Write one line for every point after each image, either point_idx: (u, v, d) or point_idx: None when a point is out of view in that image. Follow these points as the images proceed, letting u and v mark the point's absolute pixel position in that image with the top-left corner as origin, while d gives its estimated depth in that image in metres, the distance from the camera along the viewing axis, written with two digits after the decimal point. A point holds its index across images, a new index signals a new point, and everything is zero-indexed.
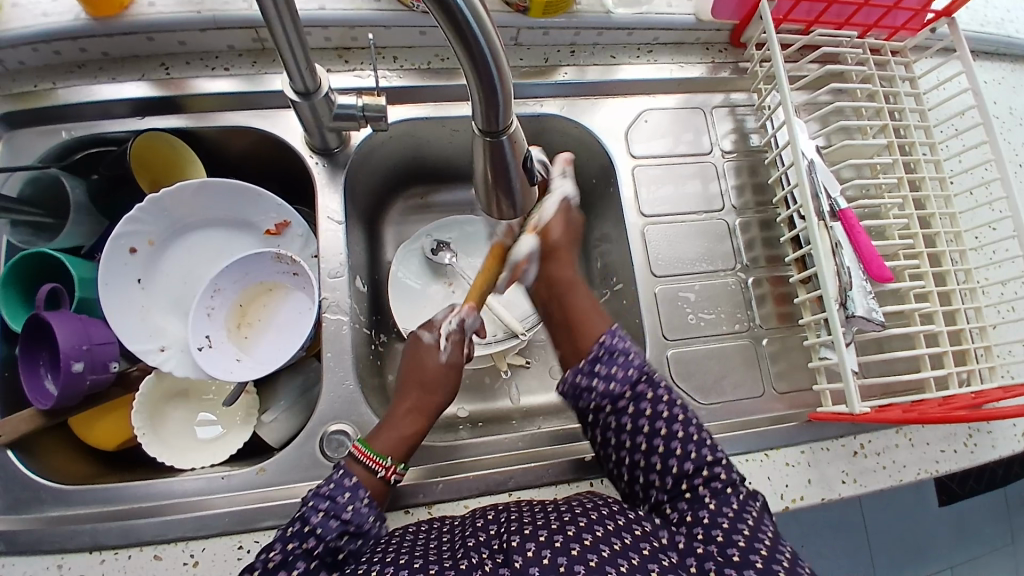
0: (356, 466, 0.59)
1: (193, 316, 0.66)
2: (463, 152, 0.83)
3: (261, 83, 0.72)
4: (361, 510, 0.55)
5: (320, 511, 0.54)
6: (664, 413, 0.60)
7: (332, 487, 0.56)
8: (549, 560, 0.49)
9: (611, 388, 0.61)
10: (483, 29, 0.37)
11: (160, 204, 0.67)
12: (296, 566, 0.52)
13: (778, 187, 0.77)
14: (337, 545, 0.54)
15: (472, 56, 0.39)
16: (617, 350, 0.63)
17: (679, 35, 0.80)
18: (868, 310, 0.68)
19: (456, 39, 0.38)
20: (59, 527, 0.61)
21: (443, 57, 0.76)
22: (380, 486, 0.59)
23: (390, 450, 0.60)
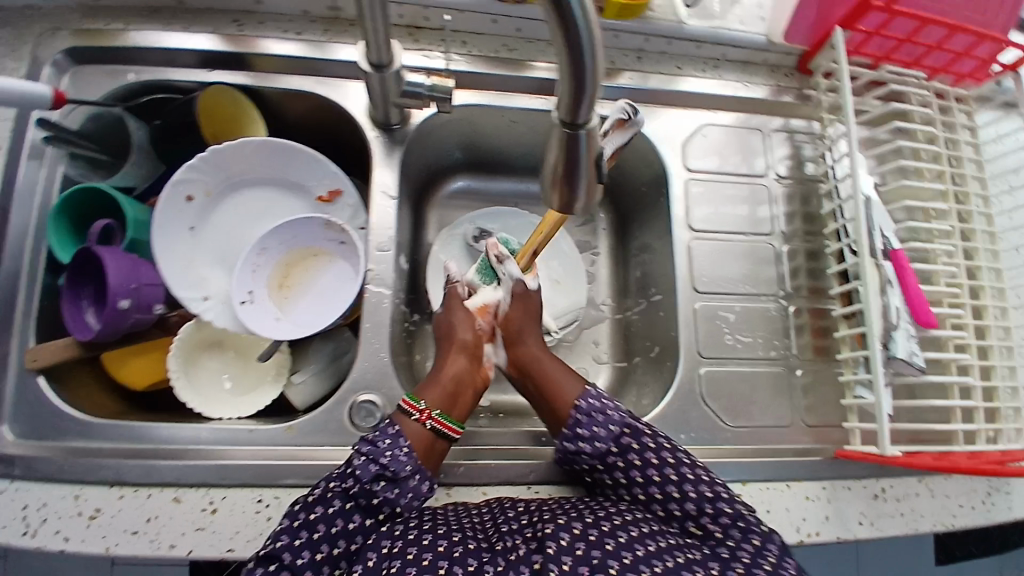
0: (401, 416, 0.60)
1: (239, 270, 0.67)
2: (517, 144, 0.83)
3: (330, 51, 0.72)
4: (398, 457, 0.57)
5: (362, 455, 0.56)
6: (653, 460, 0.59)
7: (378, 434, 0.58)
8: (583, 551, 0.50)
9: (597, 446, 0.61)
10: (586, 22, 0.37)
11: (221, 156, 0.67)
12: (332, 504, 0.54)
13: (831, 218, 0.76)
14: (373, 491, 0.55)
15: (569, 48, 0.39)
16: (594, 410, 0.63)
17: (748, 54, 0.79)
18: (909, 355, 0.68)
19: (558, 29, 0.38)
20: (82, 459, 0.61)
21: (510, 47, 0.75)
22: (426, 441, 0.59)
23: (432, 394, 0.63)
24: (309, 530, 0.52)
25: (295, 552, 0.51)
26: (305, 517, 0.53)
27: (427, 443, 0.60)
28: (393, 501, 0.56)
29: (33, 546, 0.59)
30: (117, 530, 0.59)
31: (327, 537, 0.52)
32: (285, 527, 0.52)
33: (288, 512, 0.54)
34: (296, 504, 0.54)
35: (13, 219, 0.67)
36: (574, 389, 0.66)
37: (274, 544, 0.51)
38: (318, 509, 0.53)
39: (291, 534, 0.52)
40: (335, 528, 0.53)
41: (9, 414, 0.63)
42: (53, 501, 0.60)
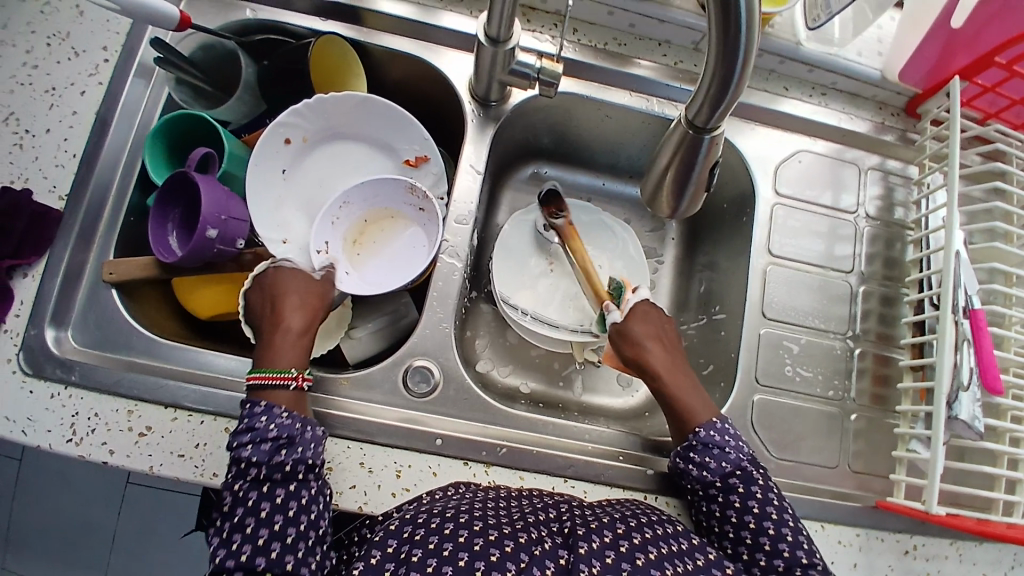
0: (264, 393, 0.56)
1: (319, 221, 0.68)
2: (606, 140, 0.83)
3: (441, 18, 0.72)
4: (283, 423, 0.54)
5: (244, 444, 0.53)
6: (755, 508, 0.58)
7: (246, 417, 0.54)
8: (613, 560, 0.50)
9: (704, 475, 0.60)
10: (748, 29, 0.38)
11: (323, 106, 0.69)
12: (249, 497, 0.52)
13: (914, 267, 0.74)
14: (279, 461, 0.53)
15: (725, 50, 0.39)
16: (713, 443, 0.61)
17: (858, 86, 0.78)
18: (972, 418, 0.66)
19: (719, 30, 0.38)
20: (140, 375, 0.63)
21: (620, 41, 0.75)
22: (294, 398, 0.57)
23: (293, 357, 0.59)
24: (240, 531, 0.50)
25: (238, 554, 0.49)
26: (230, 524, 0.51)
27: (296, 399, 0.57)
28: (304, 458, 0.54)
29: (76, 454, 0.61)
30: (164, 451, 0.61)
31: (258, 522, 0.50)
32: (216, 544, 0.50)
33: (214, 527, 0.52)
34: (216, 520, 0.52)
35: (111, 132, 0.68)
36: (704, 409, 0.64)
37: (216, 559, 0.50)
38: (239, 509, 0.51)
39: (224, 543, 0.50)
40: (265, 510, 0.51)
41: (77, 321, 0.65)
42: (105, 412, 0.62)
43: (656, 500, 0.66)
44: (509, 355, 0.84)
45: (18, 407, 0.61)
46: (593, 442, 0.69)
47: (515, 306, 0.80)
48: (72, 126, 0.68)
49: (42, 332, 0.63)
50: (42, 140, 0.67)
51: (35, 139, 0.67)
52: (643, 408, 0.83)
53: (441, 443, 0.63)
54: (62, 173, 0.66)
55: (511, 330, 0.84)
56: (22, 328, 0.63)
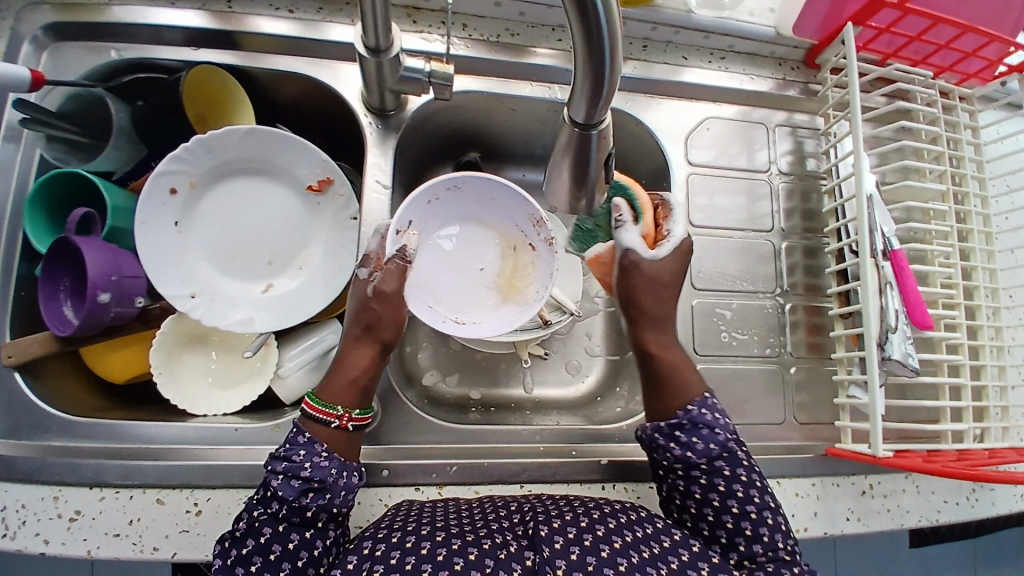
0: (308, 422, 0.55)
1: (416, 195, 0.64)
2: (517, 131, 0.81)
3: (323, 30, 0.69)
4: (320, 465, 0.53)
5: (278, 474, 0.52)
6: (738, 492, 0.58)
7: (288, 447, 0.54)
8: (578, 556, 0.50)
9: (688, 455, 0.59)
10: (608, 20, 0.36)
11: (208, 145, 0.64)
12: (263, 532, 0.51)
13: (831, 216, 0.76)
14: (302, 505, 0.52)
15: (590, 46, 0.37)
16: (703, 423, 0.60)
17: (755, 46, 0.78)
18: (904, 355, 0.68)
19: (581, 29, 0.37)
20: (60, 458, 0.59)
21: (513, 31, 0.73)
22: (337, 436, 0.56)
23: (345, 394, 0.57)
24: (245, 566, 0.50)
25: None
26: (239, 554, 0.51)
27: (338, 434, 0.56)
28: (326, 505, 0.53)
29: (17, 548, 0.58)
30: (99, 532, 0.58)
31: (265, 564, 0.50)
32: (219, 568, 0.50)
33: (221, 548, 0.52)
34: (225, 541, 0.52)
35: None
36: (698, 385, 0.63)
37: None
38: (250, 542, 0.51)
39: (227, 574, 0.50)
40: (275, 553, 0.51)
41: None
42: (31, 503, 0.58)
43: (615, 488, 0.67)
44: (454, 363, 0.82)
45: None
46: (546, 445, 0.68)
47: None
48: None
49: None
50: None
51: None
52: (595, 394, 0.83)
53: (389, 473, 0.63)
54: None
55: (453, 338, 0.83)
56: None
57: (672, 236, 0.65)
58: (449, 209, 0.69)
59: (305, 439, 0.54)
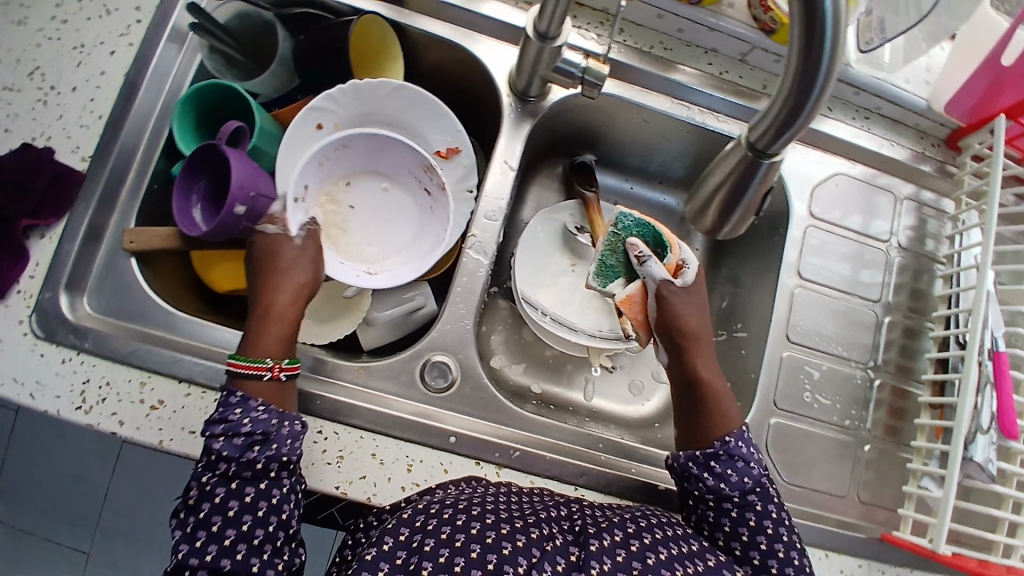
0: (241, 380, 0.54)
1: (306, 159, 0.63)
2: (642, 143, 0.81)
3: (477, 3, 0.71)
4: (259, 418, 0.52)
5: (218, 436, 0.52)
6: (768, 529, 0.58)
7: (224, 407, 0.53)
8: (623, 558, 0.50)
9: (721, 487, 0.60)
10: (832, 59, 0.37)
11: (359, 91, 0.67)
12: (216, 494, 0.51)
13: (941, 303, 0.73)
14: (250, 458, 0.51)
15: (802, 80, 0.38)
16: (738, 455, 0.60)
17: (902, 113, 0.76)
18: (986, 460, 0.65)
19: (799, 57, 0.38)
20: (156, 347, 0.62)
21: (666, 45, 0.73)
22: (274, 388, 0.55)
23: (273, 343, 0.57)
24: (206, 528, 0.50)
25: (201, 552, 0.49)
26: (196, 519, 0.50)
27: (275, 389, 0.56)
28: (276, 457, 0.52)
29: (85, 423, 0.60)
30: (175, 426, 0.60)
31: (226, 521, 0.50)
32: (179, 538, 0.50)
33: (177, 520, 0.51)
34: (180, 511, 0.51)
35: (140, 96, 0.67)
36: (736, 415, 0.64)
37: (179, 555, 0.49)
38: (206, 505, 0.50)
39: (190, 539, 0.50)
40: (233, 509, 0.50)
41: (93, 287, 0.64)
42: (119, 383, 0.60)
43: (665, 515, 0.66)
44: (523, 353, 0.83)
45: (28, 369, 0.60)
46: (607, 454, 0.68)
47: (535, 305, 0.78)
48: (100, 86, 0.66)
49: (56, 296, 0.61)
50: (68, 98, 0.65)
51: (59, 96, 0.65)
52: (655, 418, 0.82)
53: (455, 441, 0.63)
54: (86, 133, 0.65)
55: (527, 328, 0.83)
56: (35, 290, 0.61)
57: (688, 263, 0.66)
58: (345, 162, 0.68)
59: (239, 397, 0.53)
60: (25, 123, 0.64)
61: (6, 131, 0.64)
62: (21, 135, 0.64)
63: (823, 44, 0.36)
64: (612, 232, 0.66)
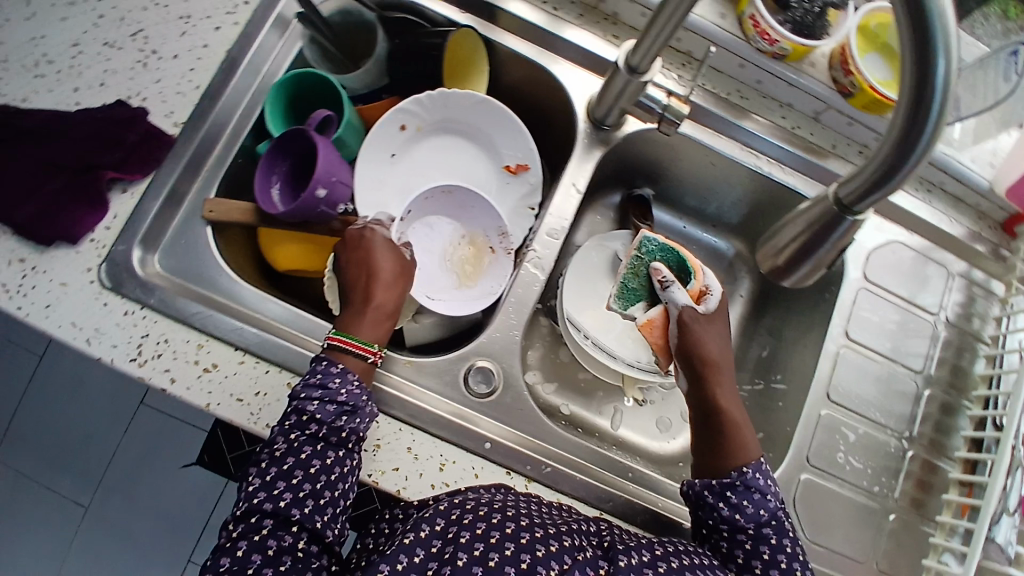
0: (344, 356, 0.58)
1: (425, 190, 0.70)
2: (702, 185, 0.83)
3: (561, 28, 0.73)
4: (354, 391, 0.55)
5: (313, 399, 0.54)
6: (782, 564, 0.57)
7: (322, 375, 0.55)
8: None
9: (736, 519, 0.59)
10: (934, 130, 0.38)
11: (445, 99, 0.70)
12: (303, 451, 0.53)
13: (982, 384, 0.74)
14: (339, 425, 0.54)
15: (902, 145, 0.40)
16: (755, 486, 0.59)
17: (964, 192, 0.78)
18: (1007, 541, 0.64)
19: (902, 123, 0.39)
20: (215, 313, 0.63)
21: (743, 95, 0.76)
22: (365, 369, 0.59)
23: (374, 331, 0.60)
24: (285, 480, 0.52)
25: (276, 500, 0.51)
26: (277, 470, 0.52)
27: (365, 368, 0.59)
28: (358, 430, 0.55)
29: (138, 375, 0.60)
30: (224, 392, 0.61)
31: (306, 476, 0.52)
32: (258, 485, 0.52)
33: (257, 467, 0.53)
34: (261, 462, 0.53)
35: (238, 73, 0.70)
36: (756, 447, 0.63)
37: (253, 499, 0.51)
38: (290, 459, 0.52)
39: (268, 488, 0.51)
40: (314, 468, 0.52)
41: (166, 246, 0.66)
42: (176, 342, 0.62)
43: None
44: (556, 373, 0.84)
45: (90, 317, 0.61)
46: (634, 482, 0.69)
47: (578, 327, 0.80)
48: (201, 58, 0.69)
49: (128, 250, 0.63)
50: (168, 64, 0.68)
51: (160, 61, 0.68)
52: (678, 458, 0.83)
53: (490, 448, 0.64)
54: (180, 100, 0.68)
55: (563, 349, 0.84)
56: (108, 241, 0.63)
57: (712, 290, 0.69)
58: (437, 208, 0.73)
59: (338, 369, 0.56)
60: (121, 79, 0.67)
61: (105, 86, 0.67)
62: (119, 92, 0.67)
63: (927, 117, 0.38)
64: (638, 255, 0.71)
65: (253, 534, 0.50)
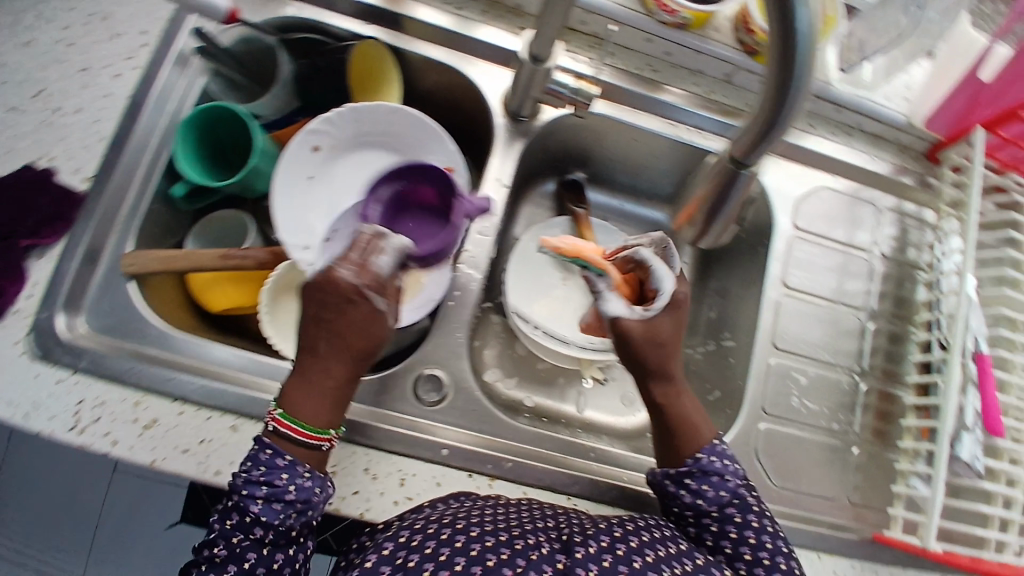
0: (290, 444, 0.52)
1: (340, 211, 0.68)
2: (630, 162, 0.84)
3: (471, 28, 0.73)
4: (303, 486, 0.51)
5: (258, 500, 0.50)
6: (750, 539, 0.58)
7: (269, 471, 0.51)
8: (610, 563, 0.51)
9: (698, 503, 0.59)
10: (803, 79, 0.40)
11: (357, 113, 0.68)
12: (247, 558, 0.49)
13: (925, 309, 0.75)
14: (288, 527, 0.51)
15: (777, 98, 0.41)
16: (712, 471, 0.60)
17: (881, 128, 0.79)
18: (972, 457, 0.67)
19: (774, 75, 0.40)
20: (151, 366, 0.63)
21: (654, 68, 0.77)
22: (321, 457, 0.54)
23: (324, 413, 0.53)
24: None
25: None
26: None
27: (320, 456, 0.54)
28: (309, 522, 0.52)
29: (79, 443, 0.59)
30: (168, 445, 0.60)
31: None
32: None
33: (197, 570, 0.50)
34: (204, 564, 0.50)
35: (143, 118, 0.68)
36: (705, 430, 0.62)
37: None
38: (233, 566, 0.49)
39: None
40: (261, 574, 0.49)
41: (88, 306, 0.64)
42: (113, 403, 0.61)
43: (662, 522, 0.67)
44: (515, 367, 0.84)
45: (22, 392, 0.59)
46: (597, 462, 0.70)
47: (526, 318, 0.80)
48: (104, 108, 0.68)
49: (53, 316, 0.62)
50: (72, 119, 0.67)
51: (63, 118, 0.67)
52: (645, 430, 0.84)
53: (448, 454, 0.64)
54: (88, 155, 0.66)
55: (519, 342, 0.85)
56: (31, 310, 0.62)
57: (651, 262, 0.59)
58: None
59: (285, 460, 0.52)
60: (24, 142, 0.66)
61: (10, 151, 0.65)
62: (24, 155, 0.65)
63: (796, 72, 0.39)
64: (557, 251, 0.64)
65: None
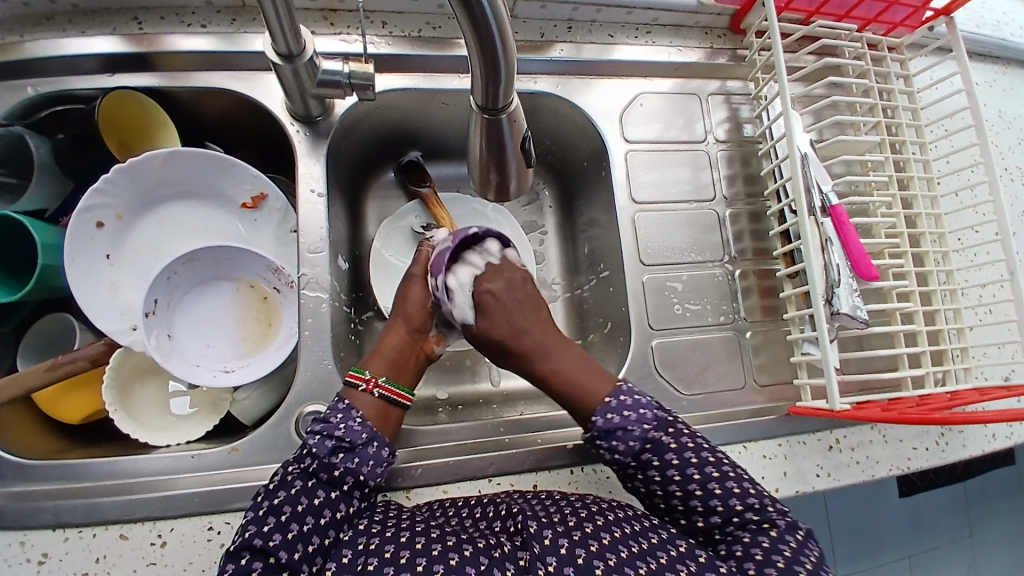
0: (351, 391, 0.58)
1: (153, 278, 0.64)
2: (456, 126, 0.80)
3: (240, 41, 0.67)
4: (352, 428, 0.54)
5: (315, 434, 0.54)
6: (676, 476, 0.56)
7: (330, 411, 0.56)
8: (567, 550, 0.48)
9: (616, 458, 0.58)
10: (495, 21, 0.42)
11: (129, 172, 0.64)
12: (294, 485, 0.52)
13: (769, 179, 0.77)
14: (332, 462, 0.53)
15: (482, 47, 0.43)
16: (615, 426, 0.57)
17: (679, 17, 0.77)
18: (853, 309, 0.67)
19: (470, 26, 0.42)
20: (15, 505, 0.56)
21: (434, 24, 0.72)
22: (374, 405, 0.57)
23: (378, 365, 0.61)
24: (275, 515, 0.50)
25: (266, 535, 0.49)
26: (270, 504, 0.50)
27: (381, 411, 0.58)
28: (355, 472, 0.53)
29: None
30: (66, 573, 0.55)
31: (294, 514, 0.50)
32: (250, 518, 0.50)
33: (252, 505, 0.51)
34: (258, 497, 0.52)
35: None
36: (603, 386, 0.60)
37: (244, 535, 0.49)
38: (281, 494, 0.51)
39: (258, 522, 0.49)
40: (302, 505, 0.50)
41: None
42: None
43: (583, 471, 0.66)
44: None
45: None
46: (510, 435, 0.68)
47: None
48: None
49: None
50: None
51: None
52: None
53: None
54: None
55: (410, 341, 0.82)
56: None
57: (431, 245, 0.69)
58: (193, 279, 0.68)
59: (344, 406, 0.57)
60: None
61: None
62: None
63: (485, 22, 0.41)
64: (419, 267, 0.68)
65: (236, 569, 0.47)
